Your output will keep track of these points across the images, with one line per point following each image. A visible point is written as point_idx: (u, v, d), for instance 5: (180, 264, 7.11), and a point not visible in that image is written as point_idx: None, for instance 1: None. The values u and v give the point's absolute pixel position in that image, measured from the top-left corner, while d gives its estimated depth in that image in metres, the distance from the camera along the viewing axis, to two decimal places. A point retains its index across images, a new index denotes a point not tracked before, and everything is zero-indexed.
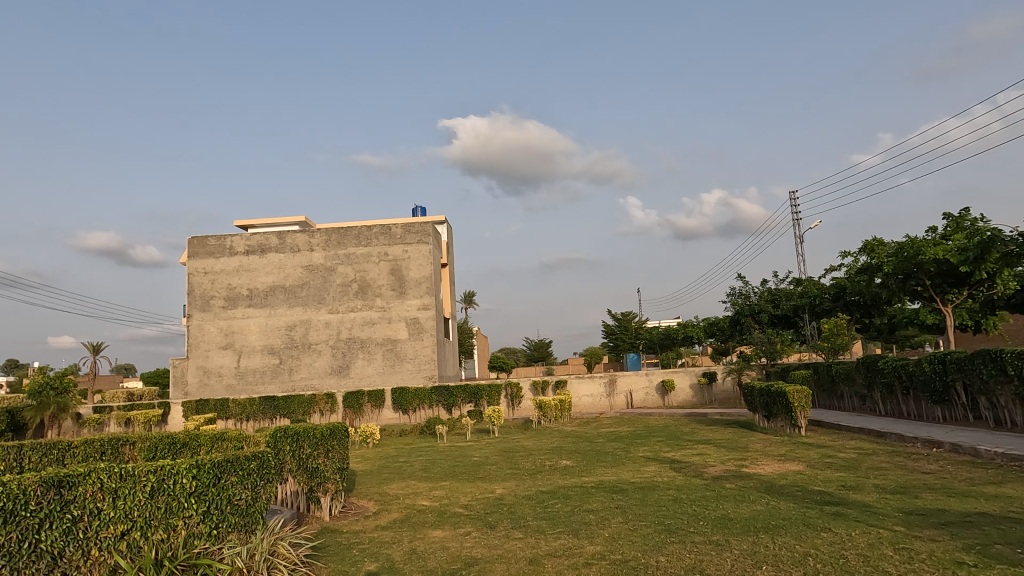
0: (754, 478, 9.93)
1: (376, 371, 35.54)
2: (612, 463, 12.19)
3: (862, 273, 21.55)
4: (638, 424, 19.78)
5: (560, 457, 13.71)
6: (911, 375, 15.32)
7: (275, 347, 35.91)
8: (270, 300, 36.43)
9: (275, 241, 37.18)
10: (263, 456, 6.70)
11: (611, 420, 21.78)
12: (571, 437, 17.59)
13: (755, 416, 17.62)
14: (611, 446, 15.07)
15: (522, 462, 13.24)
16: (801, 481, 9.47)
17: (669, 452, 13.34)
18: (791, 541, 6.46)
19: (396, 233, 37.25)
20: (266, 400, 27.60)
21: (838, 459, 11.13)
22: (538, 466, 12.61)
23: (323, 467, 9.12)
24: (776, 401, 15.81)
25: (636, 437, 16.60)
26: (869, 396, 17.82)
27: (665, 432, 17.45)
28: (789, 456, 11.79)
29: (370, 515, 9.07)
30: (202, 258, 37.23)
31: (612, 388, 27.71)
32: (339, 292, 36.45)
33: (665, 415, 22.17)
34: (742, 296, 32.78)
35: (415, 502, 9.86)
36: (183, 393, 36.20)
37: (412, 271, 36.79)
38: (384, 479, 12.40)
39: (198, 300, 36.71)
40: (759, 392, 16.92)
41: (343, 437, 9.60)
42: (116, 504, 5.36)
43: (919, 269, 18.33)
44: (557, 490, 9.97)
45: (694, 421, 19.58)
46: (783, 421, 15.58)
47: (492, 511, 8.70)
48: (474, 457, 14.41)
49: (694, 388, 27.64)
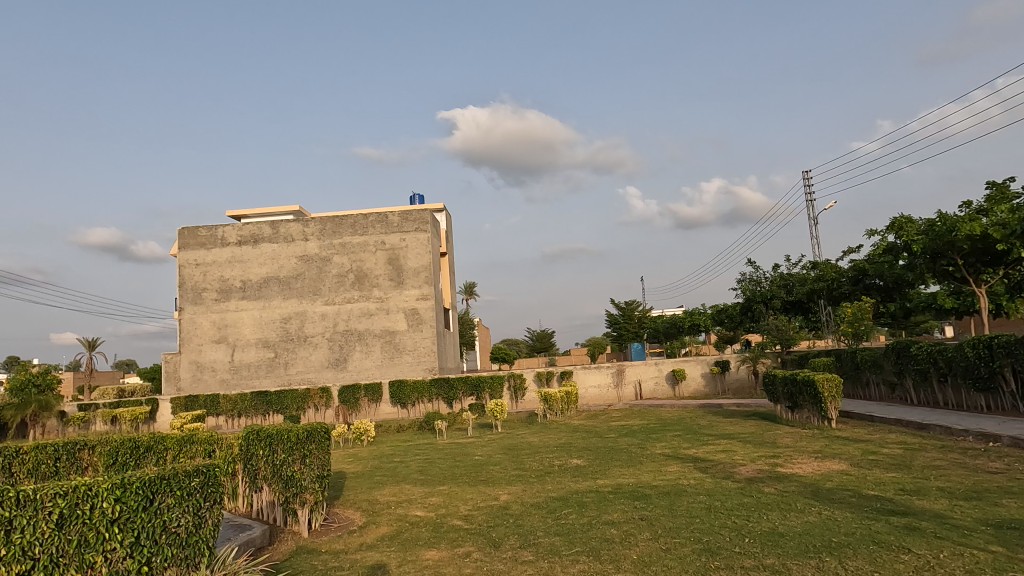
0: (795, 481, 8.70)
1: (374, 365, 34.36)
2: (629, 463, 10.99)
3: (886, 254, 20.28)
4: (650, 417, 18.55)
5: (570, 456, 12.48)
6: (951, 361, 14.06)
7: (270, 340, 34.73)
8: (264, 292, 35.22)
9: (268, 231, 35.88)
10: (215, 469, 5.40)
11: (620, 413, 20.61)
12: (580, 432, 16.39)
13: (778, 407, 16.38)
14: (625, 442, 13.87)
15: (528, 462, 12.04)
16: (851, 485, 8.24)
17: (690, 449, 12.14)
18: (866, 567, 5.20)
19: (393, 221, 35.97)
20: (258, 396, 26.34)
21: (885, 457, 9.89)
22: (547, 466, 11.42)
23: (300, 475, 7.85)
24: (803, 391, 14.56)
25: (650, 432, 15.41)
26: (900, 385, 16.56)
27: (682, 426, 16.27)
28: (827, 453, 10.58)
29: (356, 530, 7.85)
30: (193, 249, 35.94)
31: (620, 379, 26.50)
32: (335, 283, 35.23)
33: (677, 407, 20.99)
34: (753, 281, 31.46)
35: (408, 512, 8.64)
36: (175, 388, 35.01)
37: (411, 260, 35.54)
38: (377, 482, 11.22)
39: (190, 293, 35.47)
40: (782, 381, 15.71)
41: (323, 439, 8.19)
42: (10, 539, 4.23)
43: (952, 247, 17.05)
44: (570, 496, 8.73)
45: (710, 413, 18.39)
46: (810, 413, 14.41)
47: (496, 525, 7.47)
48: (475, 456, 13.21)
49: (705, 377, 26.44)
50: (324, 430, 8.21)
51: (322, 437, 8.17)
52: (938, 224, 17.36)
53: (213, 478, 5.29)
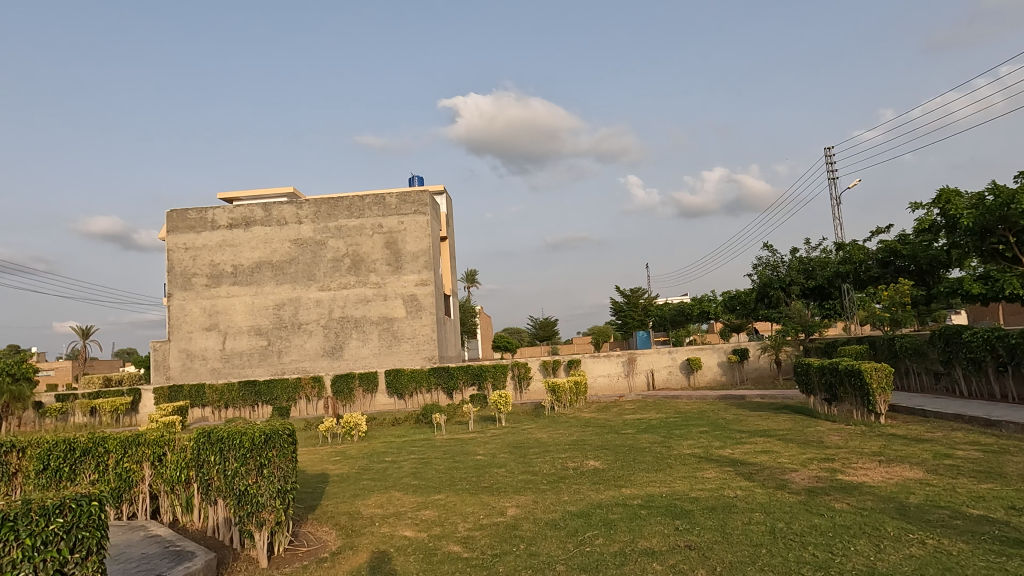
0: (869, 495, 7.12)
1: (372, 353, 32.88)
2: (657, 467, 9.46)
3: (926, 232, 18.73)
4: (668, 411, 16.96)
5: (586, 456, 10.94)
6: (1013, 349, 12.40)
7: (263, 328, 33.21)
8: (256, 277, 33.61)
9: (261, 213, 34.20)
10: (96, 503, 4.00)
11: (633, 405, 19.10)
12: (593, 427, 14.85)
13: (812, 400, 14.80)
14: (646, 439, 12.33)
15: (538, 464, 10.45)
16: (942, 501, 6.65)
17: (724, 449, 10.59)
18: None
19: (390, 203, 34.29)
20: (247, 385, 24.81)
21: (966, 462, 8.30)
22: (560, 470, 9.85)
23: (256, 490, 6.17)
24: (844, 381, 12.99)
25: (671, 427, 13.85)
26: (947, 375, 14.99)
27: (706, 420, 14.71)
28: (892, 456, 9.00)
29: (328, 558, 6.24)
30: (182, 233, 34.23)
31: (631, 368, 24.95)
32: (330, 268, 33.61)
33: (695, 399, 19.43)
34: (770, 266, 29.72)
35: (394, 531, 7.04)
36: (164, 377, 33.51)
37: (409, 244, 33.90)
38: (364, 488, 9.67)
39: (179, 278, 33.85)
40: (819, 371, 14.18)
41: (287, 443, 6.46)
42: None
43: (1005, 223, 15.50)
44: (594, 511, 7.15)
45: (734, 406, 16.83)
46: (852, 406, 12.85)
47: (504, 555, 5.88)
48: (476, 456, 11.65)
49: (722, 367, 24.83)
50: (288, 431, 6.50)
51: (286, 438, 6.45)
52: (992, 200, 15.69)
53: (86, 521, 3.82)
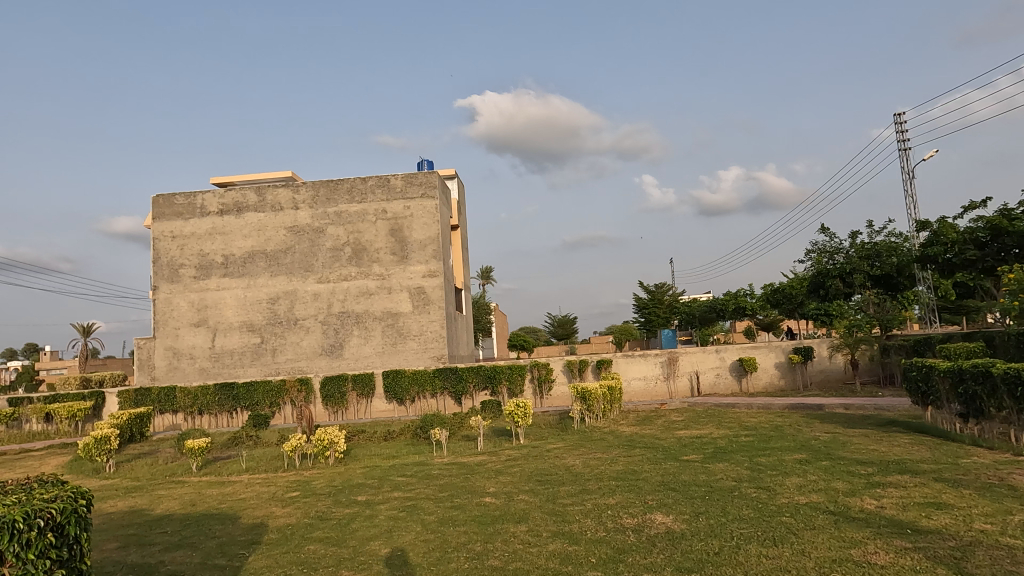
0: None
1: (374, 352, 29.48)
2: (769, 535, 5.85)
3: None
4: (732, 425, 13.40)
5: (649, 503, 7.34)
6: None
7: (255, 324, 29.96)
8: (248, 268, 30.37)
9: (254, 198, 30.95)
10: None
11: (681, 416, 15.50)
12: (642, 450, 11.26)
13: (936, 412, 11.09)
14: (727, 473, 8.73)
15: (578, 521, 6.82)
16: None
17: (861, 498, 6.96)
18: None
19: (395, 185, 30.83)
20: (224, 388, 21.54)
21: None
22: (612, 535, 6.22)
23: None
24: (999, 390, 9.24)
25: (753, 452, 10.22)
26: None
27: (794, 441, 11.00)
28: None
29: None
30: (169, 220, 31.08)
31: (671, 370, 21.32)
32: (330, 257, 30.28)
33: (757, 409, 15.77)
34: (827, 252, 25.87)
35: None
36: (149, 377, 30.35)
37: (416, 231, 30.43)
38: (306, 560, 6.13)
39: (165, 269, 30.74)
40: (951, 376, 10.46)
41: (50, 532, 3.71)
42: None
43: None
44: None
45: (818, 420, 13.12)
46: (1010, 424, 9.15)
47: None
48: (484, 499, 8.06)
49: (781, 369, 21.06)
50: (41, 522, 3.63)
51: (31, 537, 3.59)
52: None
53: None
